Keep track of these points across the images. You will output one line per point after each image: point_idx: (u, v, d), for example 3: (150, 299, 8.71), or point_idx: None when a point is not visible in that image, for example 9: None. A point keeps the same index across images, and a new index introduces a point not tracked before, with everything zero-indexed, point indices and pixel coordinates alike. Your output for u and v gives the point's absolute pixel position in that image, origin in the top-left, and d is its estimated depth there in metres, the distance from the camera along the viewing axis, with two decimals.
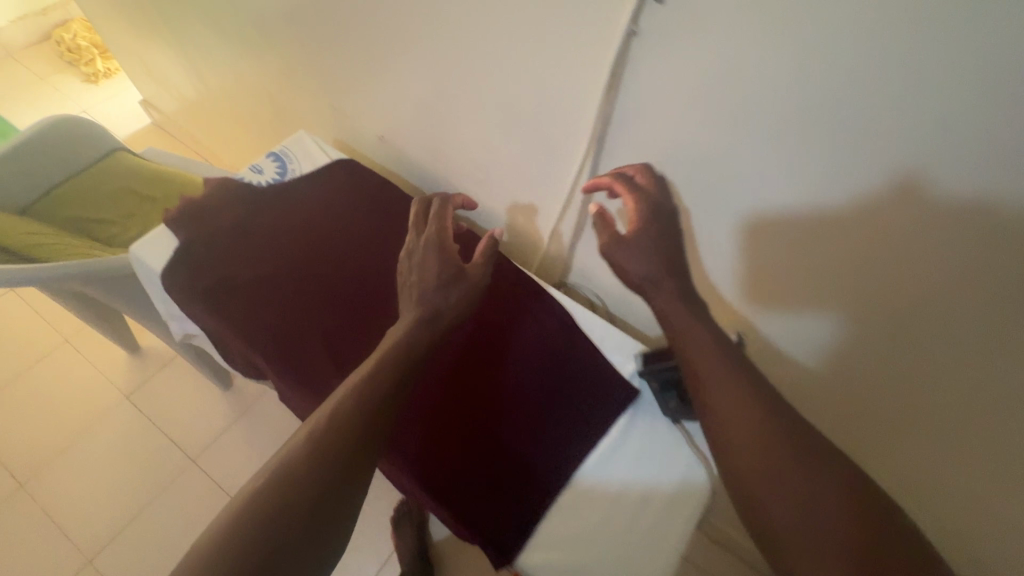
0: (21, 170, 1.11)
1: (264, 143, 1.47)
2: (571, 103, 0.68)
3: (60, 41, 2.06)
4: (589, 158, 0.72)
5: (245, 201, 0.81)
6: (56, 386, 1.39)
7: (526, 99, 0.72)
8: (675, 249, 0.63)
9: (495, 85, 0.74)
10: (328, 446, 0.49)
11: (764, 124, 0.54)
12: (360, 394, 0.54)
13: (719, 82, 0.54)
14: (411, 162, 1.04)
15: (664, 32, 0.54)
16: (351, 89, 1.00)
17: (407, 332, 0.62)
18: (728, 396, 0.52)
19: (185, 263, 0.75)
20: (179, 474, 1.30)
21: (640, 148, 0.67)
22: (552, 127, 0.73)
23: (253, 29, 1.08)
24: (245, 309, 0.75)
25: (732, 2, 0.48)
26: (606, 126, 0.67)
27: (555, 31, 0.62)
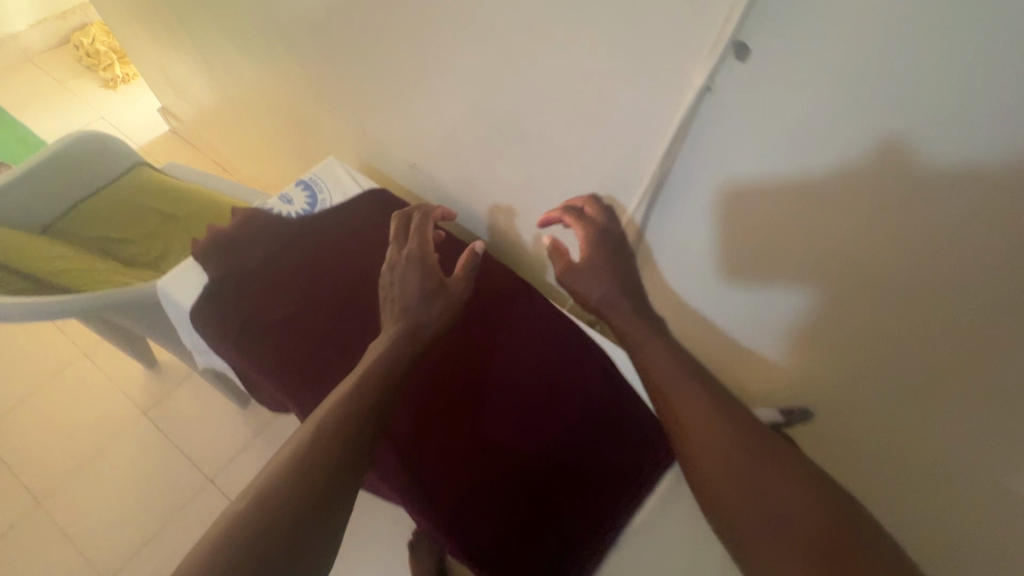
0: (44, 189, 1.10)
1: (285, 157, 1.45)
2: (627, 148, 0.66)
3: (79, 45, 2.05)
4: (645, 203, 0.70)
5: (277, 236, 0.79)
6: (75, 400, 1.38)
7: (578, 139, 0.70)
8: (625, 269, 0.72)
9: (545, 124, 0.72)
10: (319, 450, 0.51)
11: (843, 180, 0.52)
12: (350, 402, 0.57)
13: (801, 140, 0.52)
14: (442, 188, 1.02)
15: (745, 89, 0.52)
16: (381, 114, 0.98)
17: (393, 344, 0.65)
18: (684, 400, 0.56)
19: (215, 301, 0.73)
20: (197, 493, 1.28)
21: (704, 198, 0.65)
22: (605, 169, 0.71)
23: (281, 49, 1.06)
24: (279, 349, 0.72)
25: (822, 65, 0.46)
26: (667, 173, 0.65)
27: (616, 78, 0.60)
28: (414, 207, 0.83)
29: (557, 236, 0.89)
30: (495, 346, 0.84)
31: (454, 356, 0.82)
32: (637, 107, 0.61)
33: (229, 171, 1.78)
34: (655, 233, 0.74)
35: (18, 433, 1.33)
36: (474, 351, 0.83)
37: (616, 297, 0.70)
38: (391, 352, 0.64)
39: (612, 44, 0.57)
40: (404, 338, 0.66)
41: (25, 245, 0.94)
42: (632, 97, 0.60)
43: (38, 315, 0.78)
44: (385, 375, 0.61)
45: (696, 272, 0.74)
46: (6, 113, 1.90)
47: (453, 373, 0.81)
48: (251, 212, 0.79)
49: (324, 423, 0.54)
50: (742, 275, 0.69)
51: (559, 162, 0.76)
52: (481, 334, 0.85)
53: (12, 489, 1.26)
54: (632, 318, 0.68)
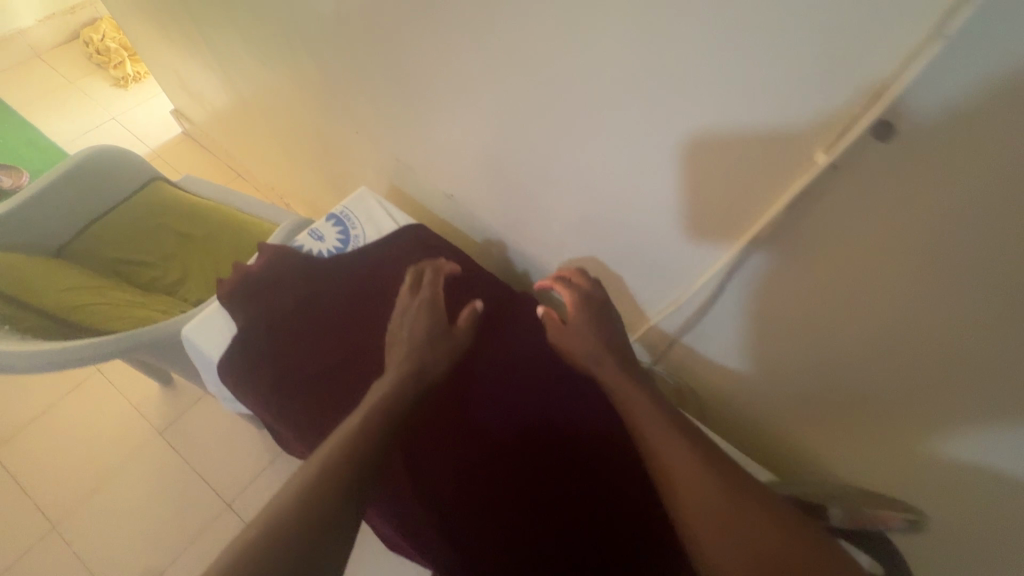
0: (56, 208, 1.05)
1: (302, 168, 1.38)
2: (712, 206, 0.59)
3: (88, 41, 1.98)
4: (725, 268, 0.62)
5: (313, 280, 0.74)
6: (89, 419, 1.34)
7: (651, 189, 0.63)
8: (613, 325, 0.71)
9: (613, 168, 0.65)
10: (307, 494, 0.46)
11: (1000, 282, 0.42)
12: (346, 446, 0.51)
13: (951, 236, 0.43)
14: (480, 217, 0.95)
15: (885, 170, 0.44)
16: (413, 138, 0.91)
17: (394, 385, 0.60)
18: (679, 452, 0.53)
19: (244, 350, 0.69)
20: (214, 519, 1.24)
21: (802, 277, 0.56)
22: (683, 223, 0.64)
23: (302, 63, 0.99)
24: (312, 405, 0.67)
25: (1000, 153, 0.37)
26: (755, 241, 0.57)
27: (711, 132, 0.53)
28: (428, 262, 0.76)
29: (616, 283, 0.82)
30: (511, 387, 0.78)
31: (465, 401, 0.77)
32: (735, 167, 0.53)
33: (243, 177, 1.72)
34: (734, 302, 0.65)
35: (32, 452, 1.30)
36: (485, 394, 0.77)
37: (603, 351, 0.67)
38: (393, 393, 0.58)
39: (710, 97, 0.50)
40: (407, 377, 0.61)
41: (38, 275, 0.89)
42: (730, 156, 0.53)
43: (58, 363, 0.74)
44: (382, 418, 0.56)
45: (776, 349, 0.65)
46: (17, 113, 1.85)
47: (462, 418, 0.75)
48: (282, 250, 0.75)
49: (317, 466, 0.49)
50: (837, 361, 0.60)
51: (626, 208, 0.69)
52: (493, 376, 0.79)
53: (26, 512, 1.23)
54: (620, 373, 0.65)
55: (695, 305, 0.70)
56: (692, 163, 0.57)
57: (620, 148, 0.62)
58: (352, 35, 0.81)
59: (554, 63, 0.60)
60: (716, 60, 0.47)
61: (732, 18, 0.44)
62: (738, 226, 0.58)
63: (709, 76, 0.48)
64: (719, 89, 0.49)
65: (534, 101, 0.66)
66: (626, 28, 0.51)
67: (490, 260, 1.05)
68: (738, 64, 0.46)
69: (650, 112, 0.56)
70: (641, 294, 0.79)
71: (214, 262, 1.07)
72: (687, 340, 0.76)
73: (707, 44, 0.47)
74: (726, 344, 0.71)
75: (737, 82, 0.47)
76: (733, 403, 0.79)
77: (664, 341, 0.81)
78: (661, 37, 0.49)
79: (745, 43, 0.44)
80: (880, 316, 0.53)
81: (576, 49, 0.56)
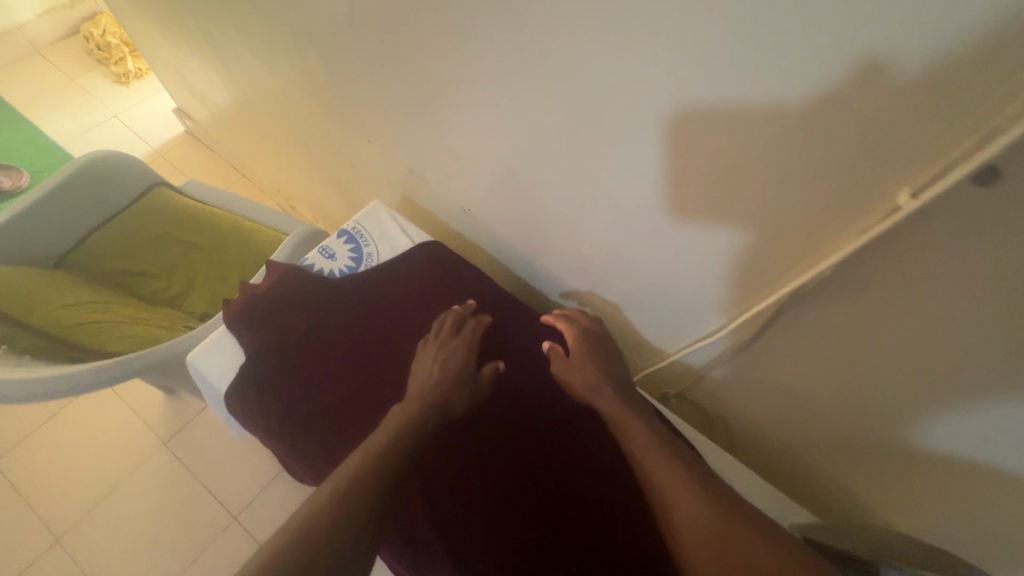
0: (54, 217, 1.02)
1: (308, 171, 1.33)
2: (761, 234, 0.54)
3: (88, 37, 1.94)
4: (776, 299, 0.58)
5: (323, 303, 0.71)
6: (94, 430, 1.32)
7: (694, 227, 0.60)
8: (611, 358, 0.73)
9: (654, 200, 0.61)
10: (322, 519, 0.44)
11: None
12: (363, 476, 0.49)
13: None
14: (497, 229, 0.91)
15: (983, 217, 0.39)
16: (429, 148, 0.87)
17: (417, 416, 0.57)
18: (675, 476, 0.57)
19: (253, 380, 0.65)
20: (220, 532, 1.21)
21: (872, 313, 0.52)
22: (726, 250, 0.59)
23: (311, 69, 0.94)
24: (325, 440, 0.63)
25: None
26: (814, 274, 0.52)
27: (766, 158, 0.48)
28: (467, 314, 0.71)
29: (645, 303, 0.77)
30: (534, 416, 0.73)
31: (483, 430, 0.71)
32: (798, 205, 0.49)
33: (248, 177, 1.68)
34: (788, 334, 0.61)
35: (35, 463, 1.27)
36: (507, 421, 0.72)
37: (601, 382, 0.70)
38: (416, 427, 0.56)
39: (776, 136, 0.46)
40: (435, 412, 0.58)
41: (39, 292, 0.86)
42: (796, 196, 0.49)
43: (55, 393, 0.71)
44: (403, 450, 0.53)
45: (833, 380, 0.61)
46: (16, 112, 1.81)
47: (478, 448, 0.70)
48: (290, 271, 0.72)
49: (332, 492, 0.47)
50: (897, 396, 0.57)
51: (664, 240, 0.65)
52: (513, 408, 0.73)
53: (30, 524, 1.20)
54: (618, 403, 0.67)
55: (735, 336, 0.67)
56: (745, 201, 0.52)
57: (664, 182, 0.58)
58: (366, 43, 0.77)
59: (594, 92, 0.55)
60: (787, 98, 0.42)
61: (810, 53, 0.39)
62: (799, 264, 0.54)
63: (778, 115, 0.44)
64: (787, 128, 0.44)
65: (566, 131, 0.62)
66: (682, 61, 0.46)
67: (508, 274, 1.01)
68: (813, 103, 0.41)
69: (703, 149, 0.51)
70: (673, 317, 0.74)
71: (219, 274, 1.03)
72: (726, 368, 0.73)
73: (779, 83, 0.42)
74: (765, 376, 0.69)
75: (815, 121, 0.42)
76: (769, 431, 0.75)
77: (695, 369, 0.78)
78: (723, 71, 0.44)
79: (823, 82, 0.40)
80: (942, 360, 0.50)
81: (620, 77, 0.51)
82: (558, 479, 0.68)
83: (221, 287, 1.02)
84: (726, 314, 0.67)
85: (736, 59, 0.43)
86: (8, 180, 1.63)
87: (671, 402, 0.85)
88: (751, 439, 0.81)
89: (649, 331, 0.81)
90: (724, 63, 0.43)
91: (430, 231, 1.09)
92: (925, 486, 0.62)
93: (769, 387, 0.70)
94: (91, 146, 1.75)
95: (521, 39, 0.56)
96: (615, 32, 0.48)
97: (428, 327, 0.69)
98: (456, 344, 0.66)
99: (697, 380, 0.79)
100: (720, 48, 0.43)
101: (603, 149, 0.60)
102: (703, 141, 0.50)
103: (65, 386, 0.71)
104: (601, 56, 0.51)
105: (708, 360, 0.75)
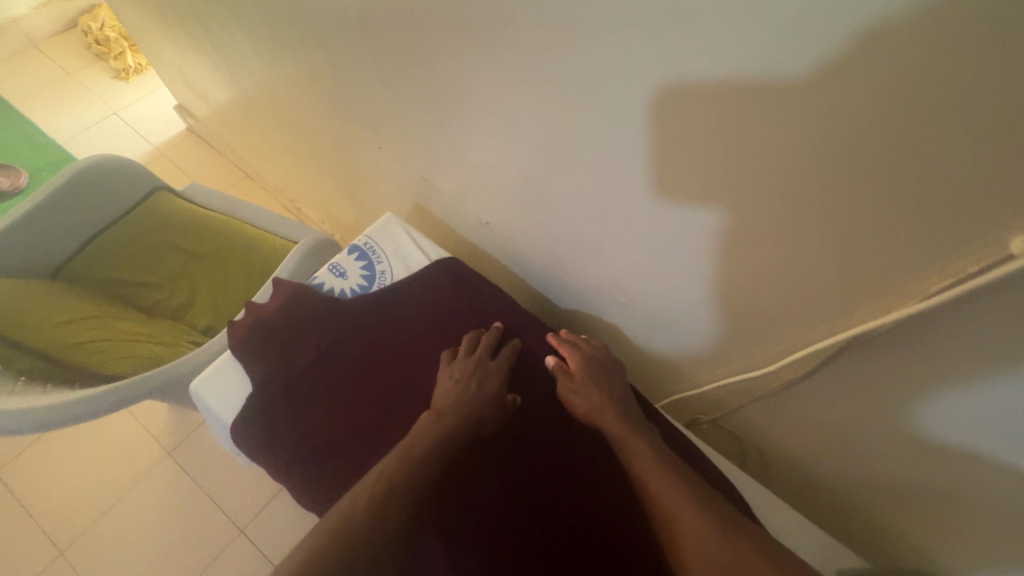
0: (51, 226, 0.99)
1: (314, 172, 1.28)
2: (819, 259, 0.50)
3: (87, 31, 1.88)
4: (845, 334, 0.53)
5: (330, 327, 0.73)
6: (97, 438, 1.29)
7: (737, 249, 0.55)
8: (615, 378, 0.70)
9: (701, 227, 0.56)
10: (343, 534, 0.47)
11: None
12: (385, 495, 0.52)
13: None
14: (513, 239, 0.87)
15: None
16: (446, 156, 0.82)
17: (440, 438, 0.59)
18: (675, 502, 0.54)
19: (259, 410, 0.67)
20: (227, 545, 1.18)
21: (954, 357, 0.48)
22: (773, 273, 0.55)
23: (318, 70, 0.89)
24: (330, 468, 0.64)
25: None
26: (901, 308, 0.47)
27: (832, 179, 0.43)
28: (491, 335, 0.72)
29: (669, 320, 0.73)
30: (558, 433, 0.69)
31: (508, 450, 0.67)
32: (877, 239, 0.44)
33: (251, 177, 1.63)
34: (850, 373, 0.57)
35: (37, 473, 1.24)
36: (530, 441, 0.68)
37: (603, 403, 0.67)
38: (442, 447, 0.59)
39: (861, 164, 0.40)
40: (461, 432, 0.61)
41: (35, 311, 0.85)
42: (875, 229, 0.44)
43: (59, 421, 0.71)
44: (425, 471, 0.56)
45: (898, 417, 0.57)
46: (14, 109, 1.76)
47: (500, 468, 0.66)
48: (299, 289, 0.74)
49: (353, 508, 0.50)
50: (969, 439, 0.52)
51: (710, 268, 0.60)
52: (539, 429, 0.70)
53: (32, 537, 1.17)
54: (621, 423, 0.64)
55: (783, 364, 0.62)
56: (814, 231, 0.48)
57: (715, 208, 0.53)
58: (379, 44, 0.71)
59: (642, 112, 0.50)
60: (881, 122, 0.37)
61: (916, 71, 0.33)
62: (874, 301, 0.49)
63: (867, 143, 0.39)
64: (876, 156, 0.39)
65: (579, 162, 0.61)
66: (750, 80, 0.40)
67: (526, 285, 0.97)
68: (913, 129, 0.36)
69: (766, 178, 0.46)
70: (703, 335, 0.70)
71: (224, 283, 1.00)
72: (770, 395, 0.68)
73: (874, 106, 0.37)
74: (817, 409, 0.65)
75: (912, 152, 0.37)
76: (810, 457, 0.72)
77: (736, 398, 0.74)
78: (802, 91, 0.39)
79: (929, 106, 0.34)
80: (1019, 411, 0.46)
81: (674, 94, 0.46)
82: (585, 501, 0.64)
83: (225, 298, 0.99)
84: (776, 347, 0.62)
85: (807, 79, 0.38)
86: (7, 180, 1.59)
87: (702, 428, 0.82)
88: (789, 465, 0.76)
89: (682, 352, 0.77)
90: (794, 79, 0.39)
91: (443, 239, 1.04)
92: (998, 527, 0.57)
93: (809, 417, 0.67)
94: (91, 144, 1.70)
95: (559, 52, 0.51)
96: (671, 47, 0.43)
97: (443, 352, 0.70)
98: (487, 366, 0.68)
99: (736, 410, 0.75)
100: (802, 64, 0.37)
101: (630, 183, 0.58)
102: (769, 169, 0.45)
103: (66, 414, 0.71)
104: (653, 72, 0.46)
105: (745, 385, 0.70)
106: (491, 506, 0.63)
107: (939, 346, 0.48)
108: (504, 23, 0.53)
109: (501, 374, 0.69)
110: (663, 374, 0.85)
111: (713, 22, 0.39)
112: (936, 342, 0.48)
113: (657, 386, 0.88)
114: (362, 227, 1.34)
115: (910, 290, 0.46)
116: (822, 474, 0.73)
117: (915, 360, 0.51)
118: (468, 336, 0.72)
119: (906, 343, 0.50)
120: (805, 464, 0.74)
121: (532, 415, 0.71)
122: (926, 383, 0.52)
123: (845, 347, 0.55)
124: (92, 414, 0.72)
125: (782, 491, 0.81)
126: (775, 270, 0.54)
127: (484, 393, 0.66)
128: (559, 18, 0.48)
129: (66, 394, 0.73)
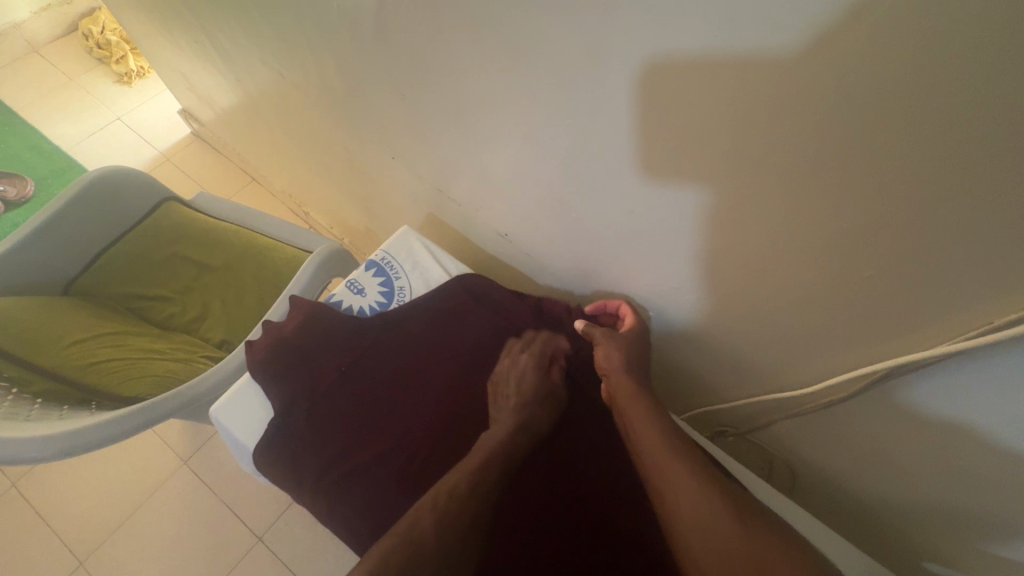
0: (61, 241, 0.99)
1: (322, 178, 1.27)
2: (859, 275, 0.49)
3: (88, 35, 1.87)
4: (889, 364, 0.51)
5: (354, 345, 0.72)
6: (113, 449, 1.29)
7: (770, 260, 0.54)
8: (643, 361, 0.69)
9: (732, 238, 0.55)
10: (410, 558, 0.47)
11: None
12: (450, 511, 0.52)
13: None
14: (527, 250, 0.87)
15: None
16: (462, 167, 0.80)
17: (494, 443, 0.60)
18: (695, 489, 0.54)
19: (281, 435, 0.66)
20: (244, 553, 1.17)
21: (1008, 388, 0.46)
22: (804, 285, 0.54)
23: (326, 77, 0.87)
24: (357, 491, 0.63)
25: None
26: (957, 336, 0.46)
27: (879, 196, 0.42)
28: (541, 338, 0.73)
29: (695, 330, 0.73)
30: (584, 430, 0.70)
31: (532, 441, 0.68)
32: (934, 253, 0.43)
33: (258, 182, 1.62)
34: (890, 396, 0.56)
35: (56, 485, 1.25)
36: (561, 437, 0.69)
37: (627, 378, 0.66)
38: (500, 452, 0.59)
39: (920, 182, 0.39)
40: (514, 437, 0.62)
41: (49, 331, 0.85)
42: (927, 244, 0.42)
43: (75, 447, 0.70)
44: (478, 479, 0.56)
45: (939, 440, 0.56)
46: (18, 116, 1.75)
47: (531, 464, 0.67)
48: (318, 307, 0.73)
49: (415, 529, 0.49)
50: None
51: (750, 281, 0.58)
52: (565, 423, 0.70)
53: (52, 548, 1.18)
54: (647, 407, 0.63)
55: (820, 382, 0.61)
56: (861, 247, 0.46)
57: (751, 220, 0.52)
58: (393, 52, 0.69)
59: (678, 126, 0.48)
60: (944, 138, 0.36)
61: (984, 87, 0.32)
62: (927, 316, 0.47)
63: (917, 158, 0.38)
64: (948, 163, 0.37)
65: (602, 179, 0.61)
66: (809, 91, 0.39)
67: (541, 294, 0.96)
68: (991, 136, 0.34)
69: (810, 192, 0.45)
70: (730, 343, 0.69)
71: (237, 295, 0.99)
72: (797, 410, 0.67)
73: (949, 113, 0.34)
74: (854, 426, 0.63)
75: (970, 170, 0.36)
76: (836, 468, 0.71)
77: (768, 412, 0.73)
78: (850, 105, 0.38)
79: (997, 122, 0.33)
80: None
81: (708, 107, 0.45)
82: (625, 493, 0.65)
83: (237, 312, 0.98)
84: (816, 360, 0.61)
85: (853, 91, 0.37)
86: (14, 189, 1.58)
87: (727, 440, 0.81)
88: (818, 477, 0.75)
89: (706, 362, 0.76)
90: (837, 93, 0.38)
91: (456, 247, 1.03)
92: None
93: (837, 432, 0.66)
94: (94, 151, 1.69)
95: (593, 61, 0.49)
96: (722, 53, 0.41)
97: (501, 361, 0.71)
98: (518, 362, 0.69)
99: (763, 426, 0.75)
100: (868, 70, 0.35)
101: (659, 195, 0.57)
102: (808, 180, 0.45)
103: (83, 439, 0.71)
104: (688, 84, 0.45)
105: (770, 397, 0.70)
106: (550, 502, 0.64)
107: (991, 373, 0.46)
108: (534, 33, 0.51)
109: (539, 369, 0.69)
110: (687, 384, 0.84)
111: (762, 36, 0.38)
112: (990, 368, 0.46)
113: (681, 396, 0.87)
114: (372, 233, 1.32)
115: (967, 309, 0.44)
116: (854, 488, 0.71)
117: (960, 387, 0.49)
118: (523, 339, 0.72)
119: (955, 372, 0.49)
120: (829, 476, 0.73)
121: (563, 414, 0.71)
122: (977, 410, 0.50)
123: (890, 374, 0.53)
124: (110, 437, 0.72)
125: (809, 503, 0.79)
126: (820, 285, 0.53)
127: (524, 393, 0.66)
128: (594, 29, 0.46)
129: (83, 420, 0.73)
